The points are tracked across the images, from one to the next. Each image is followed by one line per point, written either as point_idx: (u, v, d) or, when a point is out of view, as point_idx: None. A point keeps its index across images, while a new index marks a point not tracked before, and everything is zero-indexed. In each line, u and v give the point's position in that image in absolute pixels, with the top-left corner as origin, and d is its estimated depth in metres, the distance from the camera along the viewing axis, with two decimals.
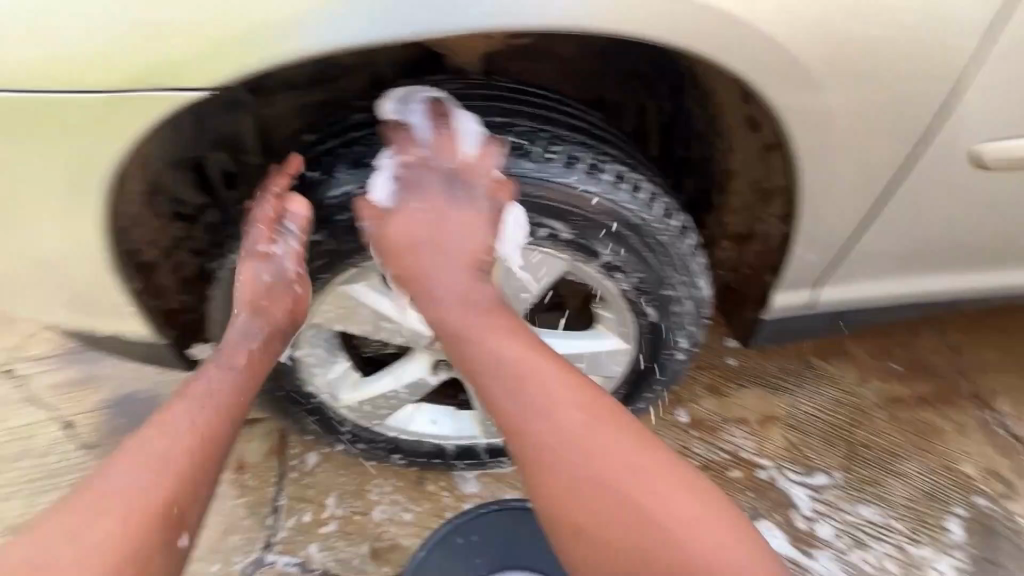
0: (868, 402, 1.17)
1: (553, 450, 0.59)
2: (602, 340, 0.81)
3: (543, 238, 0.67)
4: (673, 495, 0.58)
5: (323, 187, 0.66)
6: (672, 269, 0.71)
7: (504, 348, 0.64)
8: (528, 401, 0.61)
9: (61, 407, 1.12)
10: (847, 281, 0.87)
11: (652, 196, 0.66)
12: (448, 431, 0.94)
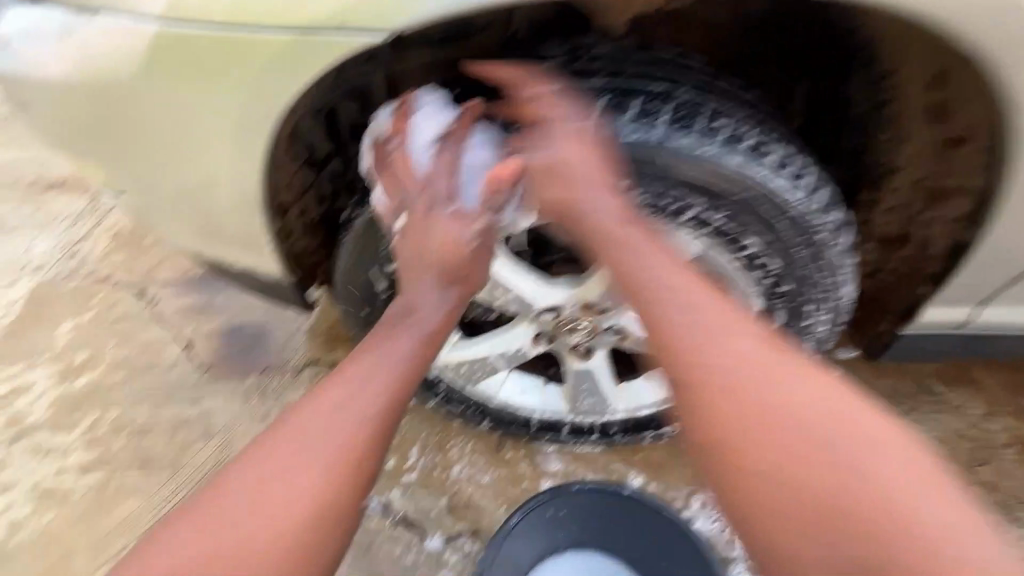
0: (995, 440, 1.05)
1: (737, 406, 0.51)
2: None
3: (687, 221, 0.63)
4: (868, 441, 0.48)
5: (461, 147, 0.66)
6: (820, 269, 0.65)
7: (662, 262, 0.58)
8: (694, 317, 0.54)
9: (183, 329, 1.24)
10: (1014, 301, 0.76)
11: (815, 187, 0.62)
12: (535, 403, 0.94)
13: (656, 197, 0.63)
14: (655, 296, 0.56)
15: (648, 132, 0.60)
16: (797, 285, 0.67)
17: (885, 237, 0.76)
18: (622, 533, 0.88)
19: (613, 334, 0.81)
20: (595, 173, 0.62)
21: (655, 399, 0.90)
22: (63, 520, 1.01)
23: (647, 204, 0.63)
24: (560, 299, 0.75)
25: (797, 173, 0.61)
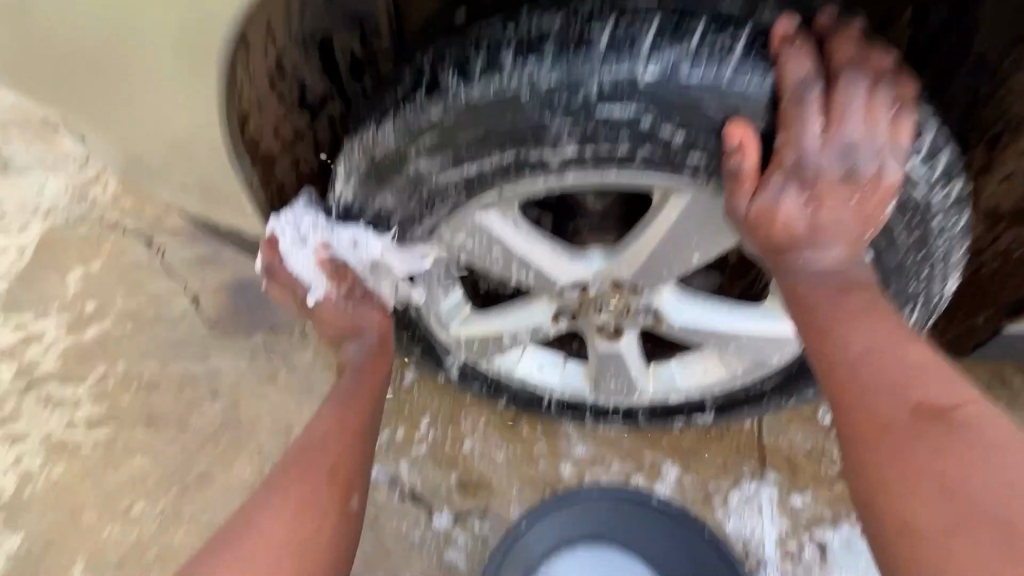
0: None
1: (878, 434, 0.41)
2: (770, 321, 0.66)
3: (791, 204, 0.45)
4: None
5: (449, 87, 0.45)
6: (925, 260, 0.50)
7: (824, 270, 0.48)
8: (845, 339, 0.45)
9: (190, 281, 1.18)
10: None
11: (938, 150, 0.45)
12: (554, 380, 0.85)
13: (720, 159, 0.45)
14: (826, 319, 0.46)
15: (717, 68, 0.42)
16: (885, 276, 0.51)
17: (995, 210, 0.61)
18: (650, 541, 0.81)
19: (646, 315, 0.69)
20: (639, 125, 0.44)
21: (691, 388, 0.79)
22: (74, 473, 1.00)
23: (705, 166, 0.46)
24: (585, 276, 0.63)
25: (916, 127, 0.45)
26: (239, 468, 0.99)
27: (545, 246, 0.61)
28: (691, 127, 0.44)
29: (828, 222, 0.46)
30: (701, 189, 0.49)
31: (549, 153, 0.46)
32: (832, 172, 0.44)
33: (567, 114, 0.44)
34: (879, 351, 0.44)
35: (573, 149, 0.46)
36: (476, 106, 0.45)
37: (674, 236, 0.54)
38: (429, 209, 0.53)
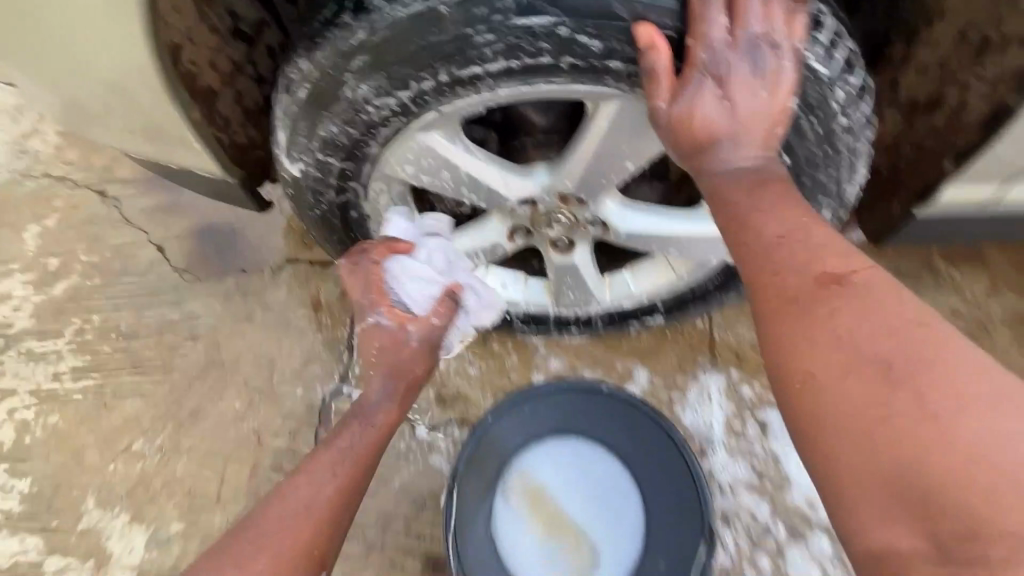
0: (991, 317, 1.02)
1: (791, 304, 0.46)
2: (708, 225, 0.72)
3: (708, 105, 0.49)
4: (922, 330, 0.41)
5: (370, 8, 0.46)
6: (834, 150, 0.54)
7: (739, 156, 0.51)
8: (759, 219, 0.50)
9: (152, 230, 1.18)
10: None
11: (835, 40, 0.49)
12: (518, 296, 0.90)
13: (641, 61, 0.48)
14: (744, 205, 0.51)
15: None
16: (798, 166, 0.55)
17: (911, 101, 0.65)
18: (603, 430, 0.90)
19: (596, 227, 0.74)
20: (559, 33, 0.45)
21: (643, 291, 0.85)
22: (68, 421, 1.04)
23: (626, 71, 0.49)
24: (534, 192, 0.66)
25: (812, 20, 0.48)
26: (229, 402, 1.04)
27: (491, 165, 0.63)
28: (609, 33, 0.46)
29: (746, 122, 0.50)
30: (628, 92, 0.51)
31: (477, 66, 0.48)
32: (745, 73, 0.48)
33: (489, 26, 0.45)
34: (785, 233, 0.48)
35: (499, 61, 0.47)
36: (398, 24, 0.45)
37: (609, 146, 0.57)
38: (372, 133, 0.54)
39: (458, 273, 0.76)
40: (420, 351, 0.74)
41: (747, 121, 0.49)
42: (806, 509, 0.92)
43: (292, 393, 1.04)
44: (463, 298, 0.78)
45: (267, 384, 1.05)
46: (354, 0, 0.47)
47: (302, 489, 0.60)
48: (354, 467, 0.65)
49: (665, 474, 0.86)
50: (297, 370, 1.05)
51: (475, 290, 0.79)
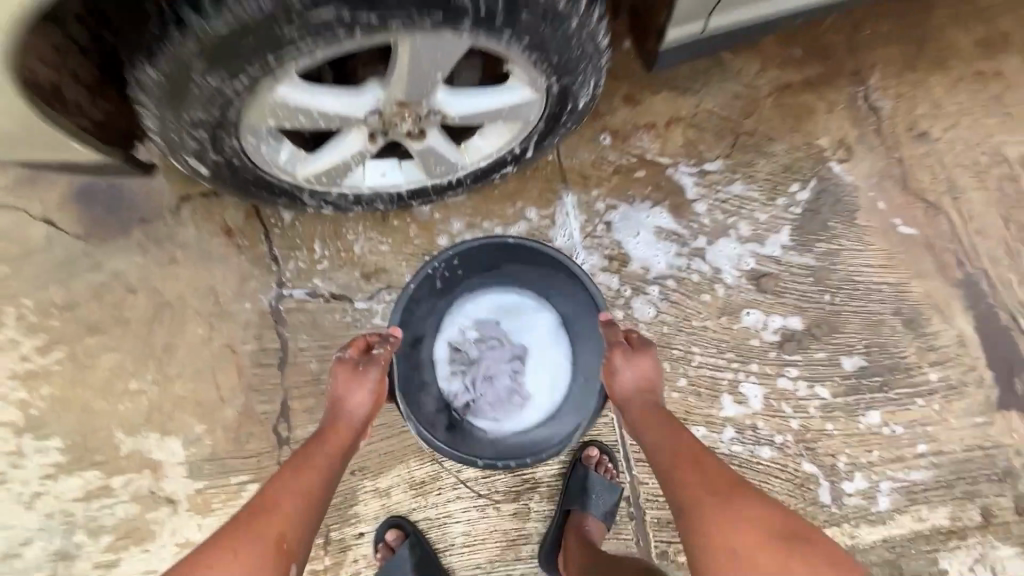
0: (760, 92, 1.33)
1: (705, 501, 0.79)
2: (516, 93, 0.89)
3: (499, 37, 0.74)
4: (757, 515, 0.77)
5: (197, 26, 0.63)
6: (572, 37, 0.78)
7: (643, 392, 0.98)
8: (665, 436, 0.90)
9: (36, 205, 1.22)
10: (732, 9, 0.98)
11: None
12: (398, 179, 1.08)
13: (411, 21, 0.68)
14: (659, 429, 0.92)
15: None
16: (554, 53, 0.79)
17: None
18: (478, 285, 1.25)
19: (435, 117, 0.90)
20: (343, 16, 0.65)
21: (493, 149, 1.05)
22: (59, 387, 1.21)
23: (404, 27, 0.68)
24: (376, 106, 0.81)
25: None
26: (192, 330, 1.23)
27: (332, 97, 0.78)
28: (379, 8, 0.65)
29: (644, 386, 0.99)
30: (412, 36, 0.70)
31: (294, 51, 0.67)
32: (651, 362, 1.01)
33: (291, 21, 0.64)
34: (686, 446, 0.88)
35: (308, 42, 0.67)
36: (224, 37, 0.64)
37: (416, 65, 0.75)
38: (228, 109, 0.72)
39: (513, 394, 1.20)
40: (372, 385, 0.97)
41: (640, 376, 0.99)
42: (642, 273, 1.28)
43: (242, 307, 1.24)
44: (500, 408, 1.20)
45: (218, 307, 1.24)
46: (183, 21, 0.64)
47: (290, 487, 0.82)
48: (329, 460, 0.88)
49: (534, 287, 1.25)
50: (238, 289, 1.24)
51: (500, 411, 1.20)
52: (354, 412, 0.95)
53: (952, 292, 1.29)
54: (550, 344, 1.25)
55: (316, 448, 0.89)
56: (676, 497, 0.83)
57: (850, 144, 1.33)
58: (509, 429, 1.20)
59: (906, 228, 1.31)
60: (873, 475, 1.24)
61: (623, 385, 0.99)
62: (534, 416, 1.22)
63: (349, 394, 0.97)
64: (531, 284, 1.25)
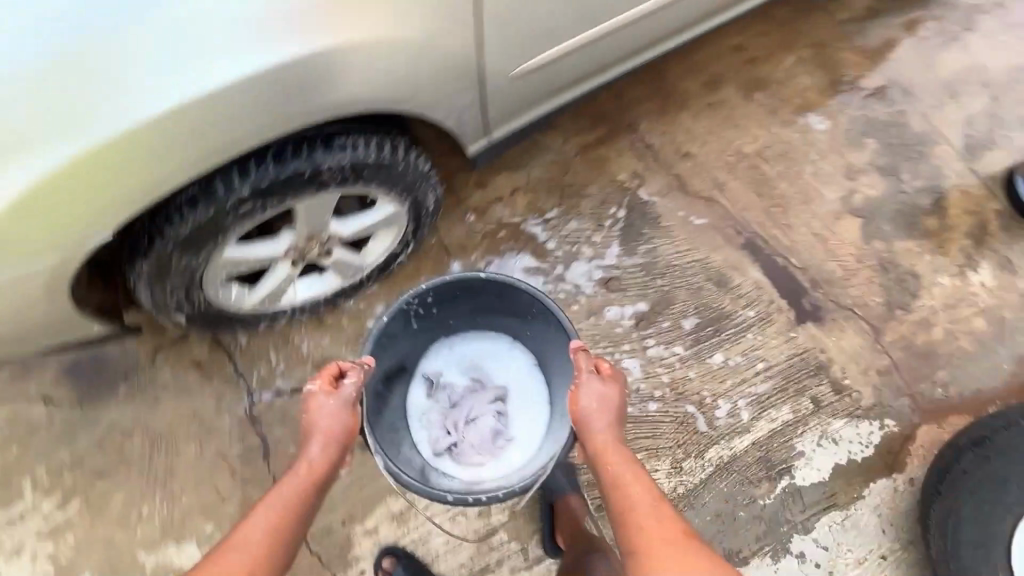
0: (568, 155, 1.86)
1: (646, 537, 1.08)
2: (384, 208, 1.32)
3: (358, 186, 1.16)
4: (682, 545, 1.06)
5: (170, 233, 1.03)
6: (406, 173, 1.21)
7: (603, 432, 1.24)
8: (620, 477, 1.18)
9: (35, 388, 1.51)
10: (506, 122, 1.36)
11: (374, 143, 1.12)
12: (322, 287, 1.46)
13: (299, 196, 1.10)
14: (615, 469, 1.20)
15: (267, 174, 1.03)
16: (397, 183, 1.22)
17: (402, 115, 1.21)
18: (454, 337, 1.59)
19: (334, 238, 1.31)
20: (257, 205, 1.06)
21: (385, 247, 1.46)
22: (82, 532, 1.44)
23: (296, 200, 1.10)
24: (291, 243, 1.22)
25: (361, 143, 1.10)
26: (186, 450, 1.51)
27: (260, 246, 1.19)
28: (278, 195, 1.07)
29: (604, 422, 1.25)
30: (301, 202, 1.12)
31: (231, 229, 1.08)
32: (613, 392, 1.28)
33: (226, 216, 1.05)
34: (635, 488, 1.17)
35: (238, 223, 1.08)
36: (188, 234, 1.04)
37: (308, 215, 1.17)
38: (194, 272, 1.12)
39: (493, 434, 1.50)
40: (336, 420, 1.20)
41: (600, 414, 1.26)
42: None
43: (223, 420, 1.54)
44: (482, 450, 1.48)
45: (203, 426, 1.53)
46: (161, 232, 1.03)
47: (269, 508, 1.08)
48: (300, 485, 1.12)
49: (504, 332, 1.58)
50: (217, 407, 1.54)
51: (483, 453, 1.48)
52: (323, 446, 1.18)
53: (741, 254, 1.79)
54: (521, 388, 1.56)
55: (295, 476, 1.13)
56: (625, 531, 1.12)
57: (641, 173, 1.86)
58: (489, 463, 1.47)
59: (698, 220, 1.82)
60: (731, 399, 1.65)
61: (586, 423, 1.25)
62: (513, 450, 1.49)
63: (318, 423, 1.20)
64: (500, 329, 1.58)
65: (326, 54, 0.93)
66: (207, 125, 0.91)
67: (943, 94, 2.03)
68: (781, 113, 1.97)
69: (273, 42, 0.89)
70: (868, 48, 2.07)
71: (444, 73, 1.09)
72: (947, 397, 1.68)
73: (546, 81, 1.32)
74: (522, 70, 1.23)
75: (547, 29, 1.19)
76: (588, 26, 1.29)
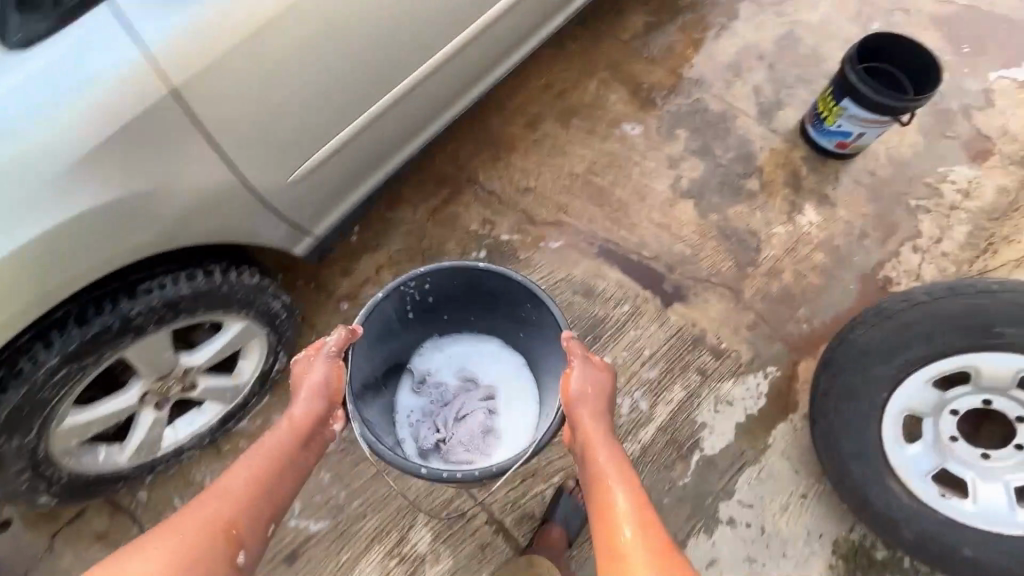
0: (421, 222, 2.00)
1: (614, 521, 1.09)
2: (230, 329, 1.38)
3: (183, 320, 1.22)
4: (649, 534, 1.05)
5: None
6: (229, 292, 1.27)
7: (594, 419, 1.29)
8: (604, 461, 1.21)
9: None
10: (325, 216, 1.48)
11: (182, 277, 1.19)
12: (203, 419, 1.48)
13: (120, 348, 1.15)
14: (598, 456, 1.22)
15: (75, 340, 1.08)
16: (226, 304, 1.28)
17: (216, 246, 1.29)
18: (446, 338, 1.68)
19: (188, 373, 1.35)
20: (76, 370, 1.11)
21: (253, 361, 1.51)
22: None
23: (118, 353, 1.15)
24: (136, 393, 1.27)
25: (168, 282, 1.17)
26: None
27: (104, 404, 1.23)
28: (95, 355, 1.12)
29: (592, 407, 1.31)
30: (125, 352, 1.16)
31: (58, 398, 1.12)
32: (602, 378, 1.35)
33: (47, 389, 1.09)
34: (620, 477, 1.17)
35: (63, 391, 1.12)
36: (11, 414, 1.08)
37: (140, 362, 1.22)
38: (36, 447, 1.15)
39: (480, 428, 1.55)
40: (323, 377, 1.29)
41: (592, 390, 1.33)
42: None
43: None
44: (467, 448, 1.53)
45: None
46: None
47: (260, 450, 1.16)
48: (288, 435, 1.19)
49: (495, 335, 1.66)
50: None
51: (467, 450, 1.52)
52: (310, 404, 1.25)
53: (598, 262, 1.94)
54: (512, 387, 1.62)
55: (287, 425, 1.21)
56: (600, 512, 1.13)
57: (490, 218, 2.01)
58: (474, 457, 1.51)
59: (553, 244, 1.97)
60: (628, 396, 1.74)
61: (577, 402, 1.31)
62: (499, 447, 1.53)
63: (309, 375, 1.28)
64: (491, 334, 1.67)
65: (129, 191, 1.00)
66: (40, 269, 0.96)
67: (728, 74, 2.32)
68: (599, 130, 2.19)
69: (66, 197, 0.94)
70: (654, 56, 2.36)
71: (220, 198, 1.14)
72: (812, 331, 1.84)
73: (334, 170, 1.39)
74: (298, 174, 1.27)
75: (304, 130, 1.22)
76: (354, 115, 1.32)
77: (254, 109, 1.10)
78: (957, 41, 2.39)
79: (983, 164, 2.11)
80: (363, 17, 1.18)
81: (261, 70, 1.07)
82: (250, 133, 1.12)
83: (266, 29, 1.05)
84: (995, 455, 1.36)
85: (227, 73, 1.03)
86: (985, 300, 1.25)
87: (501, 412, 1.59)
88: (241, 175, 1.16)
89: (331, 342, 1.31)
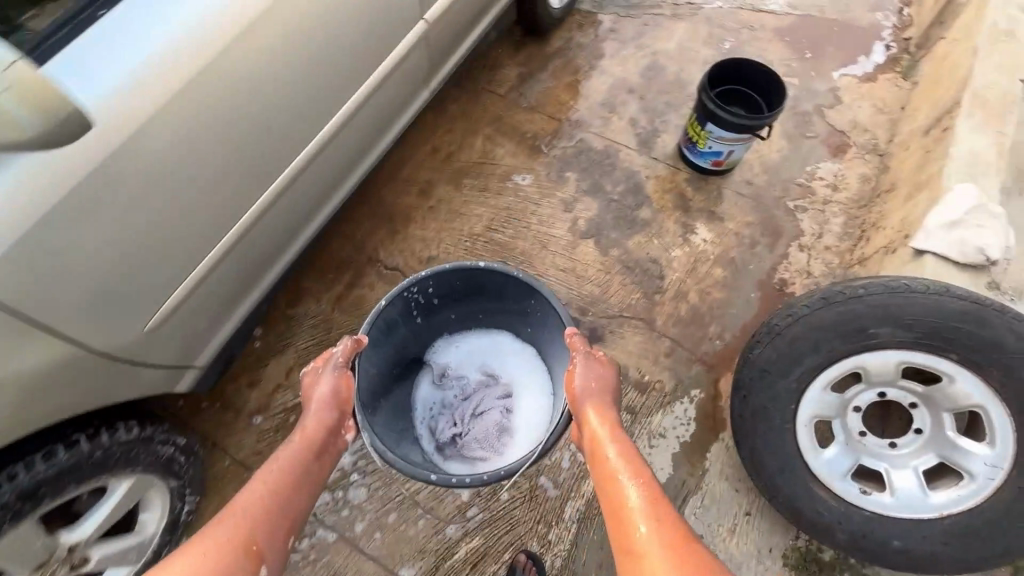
0: (327, 313, 1.94)
1: (627, 516, 1.10)
2: (115, 491, 1.25)
3: (48, 504, 1.12)
4: (661, 524, 1.06)
5: None
6: (98, 459, 1.17)
7: (597, 415, 1.33)
8: (614, 455, 1.23)
9: None
10: (201, 351, 1.48)
11: (36, 461, 1.09)
12: None
13: None
14: (605, 453, 1.25)
15: None
16: (98, 472, 1.18)
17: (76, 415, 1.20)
18: (460, 333, 1.78)
19: (71, 553, 1.21)
20: None
21: (153, 511, 1.38)
22: None
23: None
24: None
25: (18, 472, 1.07)
26: None
27: None
28: None
29: (596, 402, 1.36)
30: None
31: None
32: (606, 373, 1.43)
33: None
34: (630, 470, 1.19)
35: None
36: None
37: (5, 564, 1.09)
38: None
39: (495, 423, 1.64)
40: (333, 387, 1.34)
41: (593, 381, 1.40)
42: (341, 473, 1.68)
43: None
44: (482, 447, 1.61)
45: None
46: None
47: (275, 465, 1.16)
48: (300, 450, 1.21)
49: (504, 328, 1.75)
50: None
51: (483, 448, 1.61)
52: (319, 417, 1.29)
53: None
54: (524, 381, 1.70)
55: (300, 440, 1.23)
56: (613, 508, 1.14)
57: None
58: (489, 453, 1.60)
59: None
60: (565, 451, 1.73)
61: (580, 398, 1.38)
62: (514, 442, 1.60)
63: (317, 390, 1.34)
64: (501, 327, 1.75)
65: None
66: None
67: (604, 111, 2.42)
68: (491, 186, 2.22)
69: None
70: (532, 103, 2.43)
71: (55, 373, 1.09)
72: (725, 346, 1.91)
73: (198, 306, 1.40)
74: (154, 324, 1.27)
75: (148, 287, 1.23)
76: (205, 254, 1.33)
77: (80, 278, 1.08)
78: (799, 48, 2.61)
79: (843, 156, 2.29)
80: (185, 163, 1.18)
81: (73, 246, 1.05)
82: (81, 304, 1.10)
83: (70, 206, 1.01)
84: (901, 442, 1.42)
85: (32, 264, 1.00)
86: (855, 305, 1.31)
87: (515, 403, 1.68)
88: (77, 345, 1.12)
89: (340, 349, 1.39)
